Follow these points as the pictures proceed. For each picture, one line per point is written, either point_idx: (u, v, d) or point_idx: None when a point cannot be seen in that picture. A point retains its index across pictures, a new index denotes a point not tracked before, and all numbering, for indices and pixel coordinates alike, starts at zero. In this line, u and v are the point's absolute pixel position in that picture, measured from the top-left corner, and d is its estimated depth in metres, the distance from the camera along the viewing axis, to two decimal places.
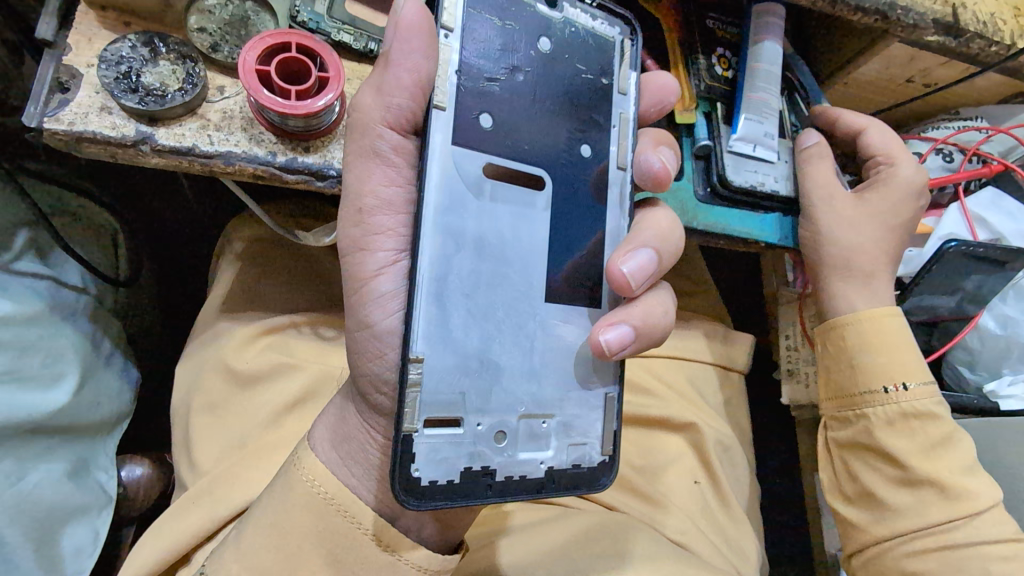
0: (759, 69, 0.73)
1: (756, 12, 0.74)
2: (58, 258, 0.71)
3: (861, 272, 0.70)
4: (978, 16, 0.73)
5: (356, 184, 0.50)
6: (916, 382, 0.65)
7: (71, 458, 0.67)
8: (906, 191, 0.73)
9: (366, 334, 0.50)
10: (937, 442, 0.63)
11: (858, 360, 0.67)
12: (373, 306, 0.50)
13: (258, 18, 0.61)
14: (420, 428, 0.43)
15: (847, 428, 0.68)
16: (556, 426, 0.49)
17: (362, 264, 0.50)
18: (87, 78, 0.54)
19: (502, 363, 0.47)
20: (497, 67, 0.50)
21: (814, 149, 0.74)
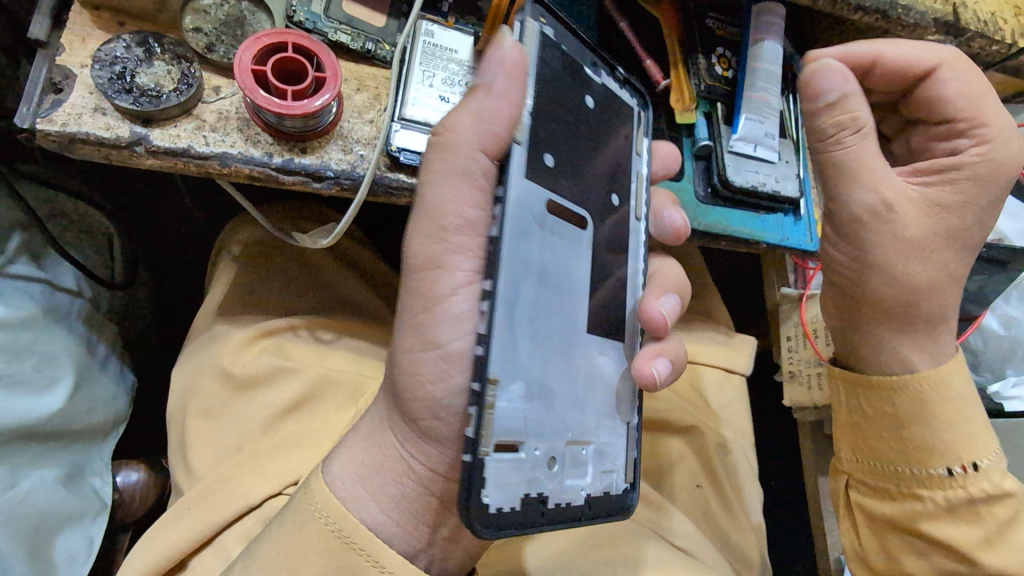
0: (759, 68, 0.72)
1: (760, 11, 0.73)
2: (53, 262, 0.70)
3: (918, 317, 0.55)
4: (978, 16, 0.72)
5: (438, 198, 0.46)
6: (985, 460, 0.52)
7: (66, 464, 0.66)
8: (995, 170, 0.54)
9: (433, 355, 0.47)
10: (1005, 525, 0.52)
11: (910, 434, 0.53)
12: (443, 326, 0.47)
13: (254, 18, 0.60)
14: (490, 452, 0.41)
15: (883, 501, 0.56)
16: (593, 452, 0.48)
17: (435, 282, 0.47)
18: (80, 79, 0.54)
19: (555, 390, 0.46)
20: (561, 109, 0.49)
21: (838, 112, 0.52)
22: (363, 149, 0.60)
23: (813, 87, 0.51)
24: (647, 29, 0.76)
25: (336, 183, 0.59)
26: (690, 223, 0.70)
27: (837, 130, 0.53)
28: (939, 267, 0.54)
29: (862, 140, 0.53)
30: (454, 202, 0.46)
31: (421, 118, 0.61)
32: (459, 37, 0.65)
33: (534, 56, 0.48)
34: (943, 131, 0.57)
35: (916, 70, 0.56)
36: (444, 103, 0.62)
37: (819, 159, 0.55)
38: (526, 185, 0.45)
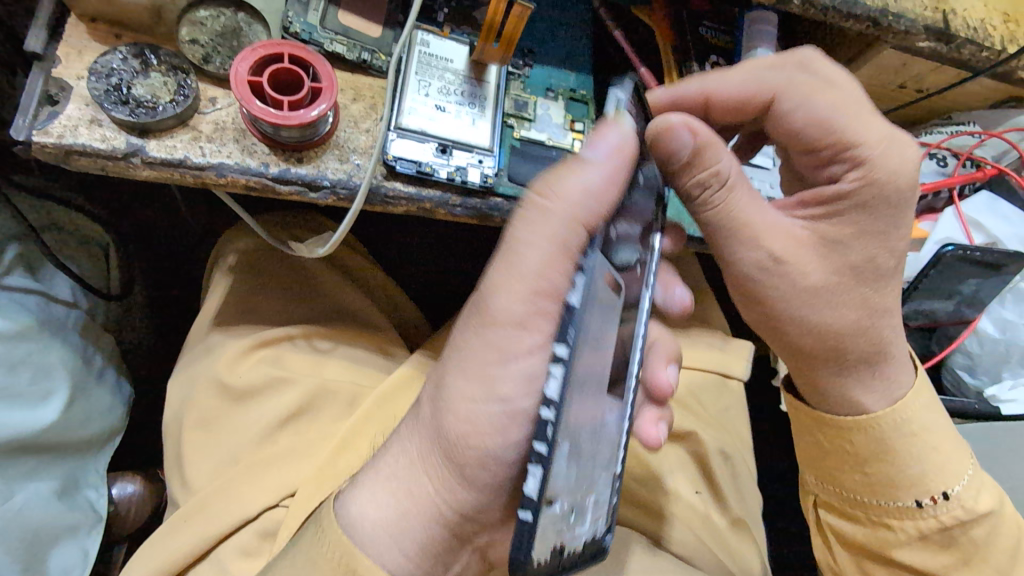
0: None
1: (752, 22, 0.75)
2: (48, 273, 0.70)
3: (878, 351, 0.55)
4: (968, 22, 0.72)
5: (532, 256, 0.42)
6: (956, 487, 0.53)
7: (61, 476, 0.65)
8: (879, 193, 0.52)
9: (497, 414, 0.43)
10: (979, 548, 0.53)
11: (874, 470, 0.55)
12: (509, 386, 0.43)
13: (250, 30, 0.60)
14: (544, 506, 0.38)
15: (850, 526, 0.58)
16: (610, 505, 0.45)
17: (513, 340, 0.43)
18: (77, 91, 0.54)
19: (595, 455, 0.42)
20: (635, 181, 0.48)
21: (703, 175, 0.50)
22: (359, 158, 0.61)
23: (688, 160, 0.50)
24: (641, 37, 0.77)
25: (333, 193, 0.59)
26: (685, 230, 0.70)
27: (704, 189, 0.51)
28: (864, 306, 0.54)
29: (731, 193, 0.51)
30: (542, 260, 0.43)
31: (416, 127, 0.62)
32: (455, 47, 0.66)
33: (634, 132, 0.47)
34: (818, 163, 0.55)
35: (754, 103, 0.56)
36: (440, 113, 0.63)
37: (701, 220, 0.54)
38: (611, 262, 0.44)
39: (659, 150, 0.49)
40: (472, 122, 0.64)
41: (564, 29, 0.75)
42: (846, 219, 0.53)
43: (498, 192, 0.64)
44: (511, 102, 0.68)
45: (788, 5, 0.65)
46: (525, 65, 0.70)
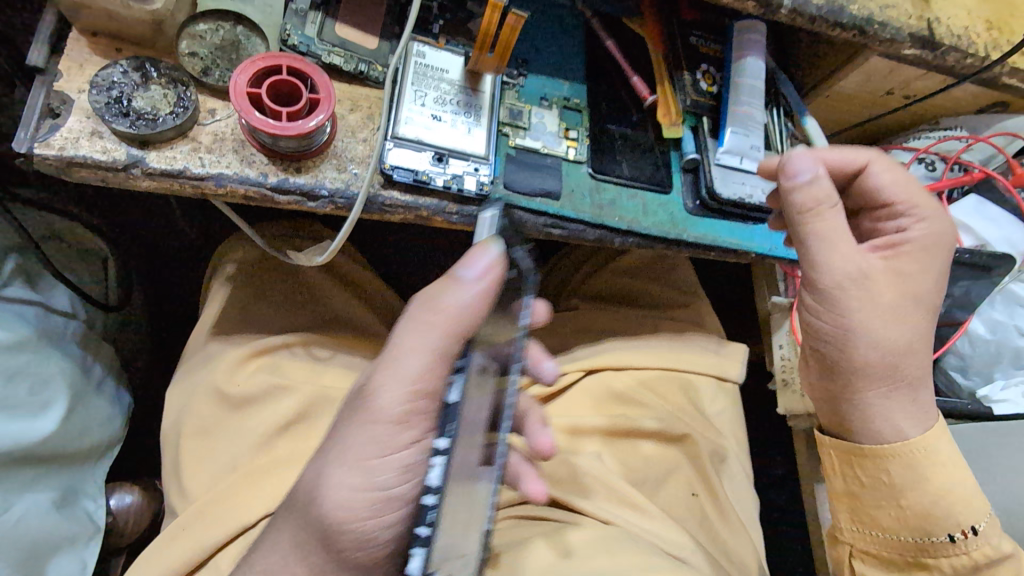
0: (742, 84, 0.75)
1: (743, 31, 0.76)
2: (48, 284, 0.70)
3: (908, 379, 0.58)
4: (952, 30, 0.74)
5: (409, 361, 0.48)
6: (983, 521, 0.54)
7: (59, 487, 0.65)
8: (938, 238, 0.60)
9: (374, 496, 0.49)
10: None
11: (909, 502, 0.55)
12: (384, 472, 0.49)
13: (249, 42, 0.61)
14: None
15: (887, 569, 0.58)
16: None
17: (391, 434, 0.49)
18: (78, 104, 0.55)
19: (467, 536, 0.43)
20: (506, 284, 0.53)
21: (815, 202, 0.56)
22: (357, 167, 0.61)
23: (813, 185, 0.56)
24: (633, 47, 0.78)
25: (331, 202, 0.60)
26: (679, 235, 0.71)
27: (814, 207, 0.56)
28: (915, 330, 0.58)
29: (823, 215, 0.57)
30: (418, 367, 0.48)
31: (412, 136, 0.63)
32: (451, 57, 0.68)
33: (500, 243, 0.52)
34: (885, 214, 0.62)
35: (849, 168, 0.62)
36: (436, 122, 0.64)
37: (806, 232, 0.57)
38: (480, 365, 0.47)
39: (790, 177, 0.57)
40: (468, 131, 0.65)
41: (557, 40, 0.76)
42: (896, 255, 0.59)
43: (494, 200, 0.65)
44: (506, 111, 0.69)
45: (777, 14, 0.67)
46: (519, 75, 0.72)
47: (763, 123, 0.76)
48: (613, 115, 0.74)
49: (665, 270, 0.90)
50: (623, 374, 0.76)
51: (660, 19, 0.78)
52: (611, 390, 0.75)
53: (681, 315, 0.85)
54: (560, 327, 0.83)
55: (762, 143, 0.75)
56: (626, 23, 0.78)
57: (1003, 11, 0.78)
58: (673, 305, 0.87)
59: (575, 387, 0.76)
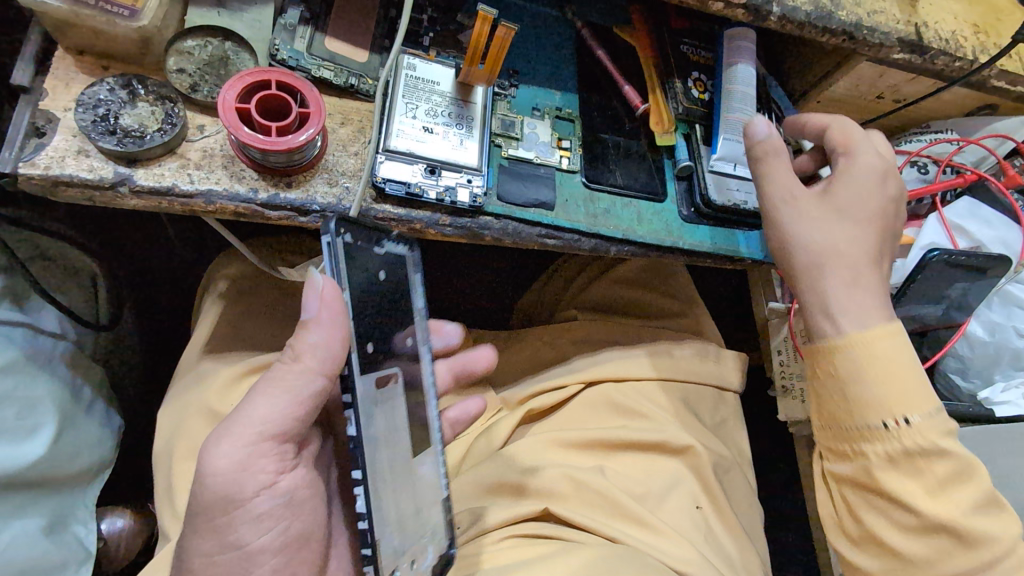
0: (735, 91, 0.74)
1: (734, 38, 0.76)
2: (36, 305, 0.69)
3: (847, 278, 0.59)
4: (940, 34, 0.74)
5: (254, 413, 0.47)
6: (921, 416, 0.55)
7: (47, 513, 0.64)
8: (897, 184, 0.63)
9: (235, 554, 0.48)
10: (948, 480, 0.55)
11: (853, 394, 0.57)
12: (244, 528, 0.48)
13: (237, 58, 0.61)
14: None
15: (847, 464, 0.59)
16: (428, 540, 0.54)
17: (239, 488, 0.47)
18: (65, 122, 0.54)
19: (409, 519, 0.53)
20: (370, 288, 0.51)
21: (767, 143, 0.64)
22: (349, 181, 0.61)
23: (767, 138, 0.64)
24: (623, 56, 0.79)
25: (322, 217, 0.59)
26: (674, 243, 0.71)
27: (763, 148, 0.64)
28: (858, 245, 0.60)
29: (774, 152, 0.64)
30: (272, 415, 0.47)
31: (404, 149, 0.62)
32: (441, 70, 0.67)
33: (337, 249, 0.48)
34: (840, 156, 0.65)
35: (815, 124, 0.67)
36: (428, 134, 0.64)
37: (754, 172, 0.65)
38: (366, 390, 0.49)
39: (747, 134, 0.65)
40: (460, 143, 0.65)
41: (548, 50, 0.76)
42: (850, 180, 0.62)
43: (488, 212, 0.64)
44: (498, 122, 0.69)
45: (766, 21, 0.67)
46: (510, 86, 0.72)
47: None
48: (605, 124, 0.74)
49: (661, 278, 0.90)
50: (621, 383, 0.76)
51: (650, 28, 0.79)
52: (611, 401, 0.74)
53: (678, 324, 0.85)
54: (557, 337, 0.82)
55: None
56: (616, 32, 0.79)
57: (989, 15, 0.79)
58: (670, 313, 0.86)
59: (573, 398, 0.76)
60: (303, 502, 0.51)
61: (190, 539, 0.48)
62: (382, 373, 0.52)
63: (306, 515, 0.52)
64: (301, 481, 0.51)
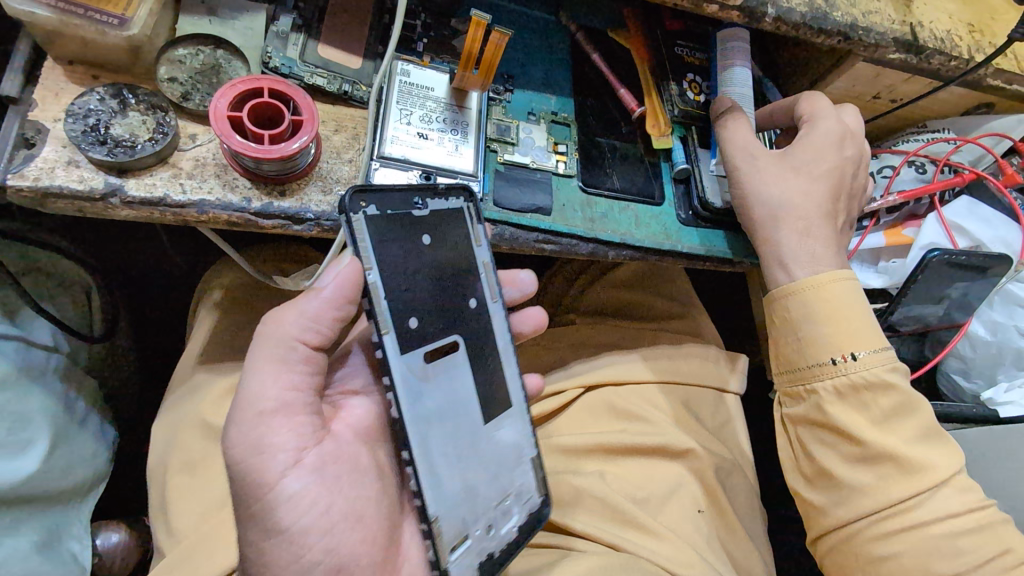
0: (731, 92, 0.73)
1: (729, 40, 0.75)
2: (27, 318, 0.67)
3: (797, 226, 0.66)
4: (935, 33, 0.74)
5: (255, 389, 0.47)
6: (867, 351, 0.60)
7: (41, 529, 0.62)
8: (850, 152, 0.71)
9: (279, 539, 0.46)
10: (891, 412, 0.58)
11: (804, 333, 0.62)
12: (282, 509, 0.46)
13: (229, 66, 0.60)
14: (449, 556, 0.51)
15: (799, 405, 0.63)
16: (512, 499, 0.58)
17: (262, 471, 0.46)
18: (54, 133, 0.53)
19: (476, 491, 0.55)
20: (405, 270, 0.53)
21: (734, 115, 0.70)
22: (343, 188, 0.60)
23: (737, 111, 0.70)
24: (619, 59, 0.78)
25: (317, 225, 0.58)
26: (673, 246, 0.70)
27: (732, 119, 0.70)
28: (809, 200, 0.67)
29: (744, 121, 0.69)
30: (273, 388, 0.48)
31: (399, 155, 0.62)
32: (436, 76, 0.67)
33: (363, 224, 0.50)
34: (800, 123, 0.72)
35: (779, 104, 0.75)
36: (422, 140, 0.63)
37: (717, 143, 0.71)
38: (406, 367, 0.51)
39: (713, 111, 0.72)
40: (456, 149, 0.65)
41: (543, 54, 0.76)
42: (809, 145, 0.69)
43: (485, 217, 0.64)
44: (494, 127, 0.68)
45: (761, 22, 0.67)
46: (505, 91, 0.71)
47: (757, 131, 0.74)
48: (601, 127, 0.74)
49: (659, 279, 0.89)
50: (622, 388, 0.75)
51: (643, 31, 0.78)
52: (611, 406, 0.74)
53: (678, 326, 0.84)
54: (555, 341, 0.81)
55: None
56: (611, 36, 0.79)
57: (984, 14, 0.79)
58: (671, 316, 0.85)
59: (573, 403, 0.75)
60: (337, 478, 0.49)
61: (241, 531, 0.48)
62: (436, 346, 0.54)
63: (347, 491, 0.50)
64: (328, 457, 0.49)
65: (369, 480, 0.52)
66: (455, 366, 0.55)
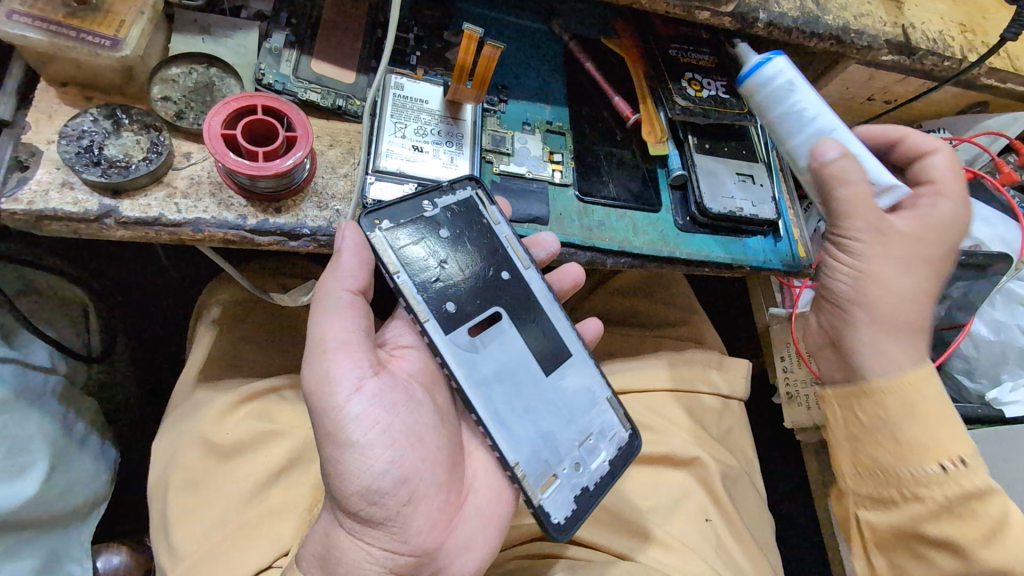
0: (778, 90, 0.59)
1: (773, 78, 0.59)
2: (24, 340, 0.67)
3: (906, 324, 0.56)
4: (927, 34, 0.74)
5: (318, 326, 0.50)
6: (973, 454, 0.52)
7: (40, 554, 0.62)
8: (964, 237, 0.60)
9: (350, 454, 0.47)
10: (1005, 524, 0.50)
11: (904, 433, 0.53)
12: (350, 427, 0.48)
13: (222, 83, 0.60)
14: (540, 496, 0.53)
15: (887, 512, 0.55)
16: (596, 436, 0.57)
17: (329, 395, 0.48)
18: (48, 155, 0.53)
19: (555, 435, 0.55)
20: (433, 261, 0.55)
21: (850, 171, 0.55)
22: (339, 204, 0.60)
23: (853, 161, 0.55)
24: (613, 67, 0.78)
25: (312, 241, 0.58)
26: (671, 252, 0.70)
27: (843, 178, 0.55)
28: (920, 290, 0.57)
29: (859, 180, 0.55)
30: (333, 326, 0.50)
31: (394, 169, 0.62)
32: (430, 88, 0.67)
33: (381, 240, 0.54)
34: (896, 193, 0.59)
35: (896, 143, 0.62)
36: (417, 153, 0.63)
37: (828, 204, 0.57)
38: (453, 343, 0.53)
39: (816, 156, 0.56)
40: (451, 160, 0.64)
41: (537, 64, 0.76)
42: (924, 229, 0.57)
43: None
44: (489, 138, 0.68)
45: (753, 27, 0.67)
46: (500, 101, 0.71)
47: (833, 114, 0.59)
48: (596, 136, 0.74)
49: (660, 285, 0.89)
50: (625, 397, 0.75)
51: (637, 40, 0.78)
52: None
53: (679, 332, 0.84)
54: None
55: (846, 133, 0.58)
56: (604, 43, 0.79)
57: (976, 14, 0.79)
58: (673, 322, 0.85)
59: None
60: (396, 404, 0.50)
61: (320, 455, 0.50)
62: (478, 320, 0.55)
63: (407, 415, 0.51)
64: (386, 385, 0.50)
65: (428, 411, 0.53)
66: (502, 330, 0.56)
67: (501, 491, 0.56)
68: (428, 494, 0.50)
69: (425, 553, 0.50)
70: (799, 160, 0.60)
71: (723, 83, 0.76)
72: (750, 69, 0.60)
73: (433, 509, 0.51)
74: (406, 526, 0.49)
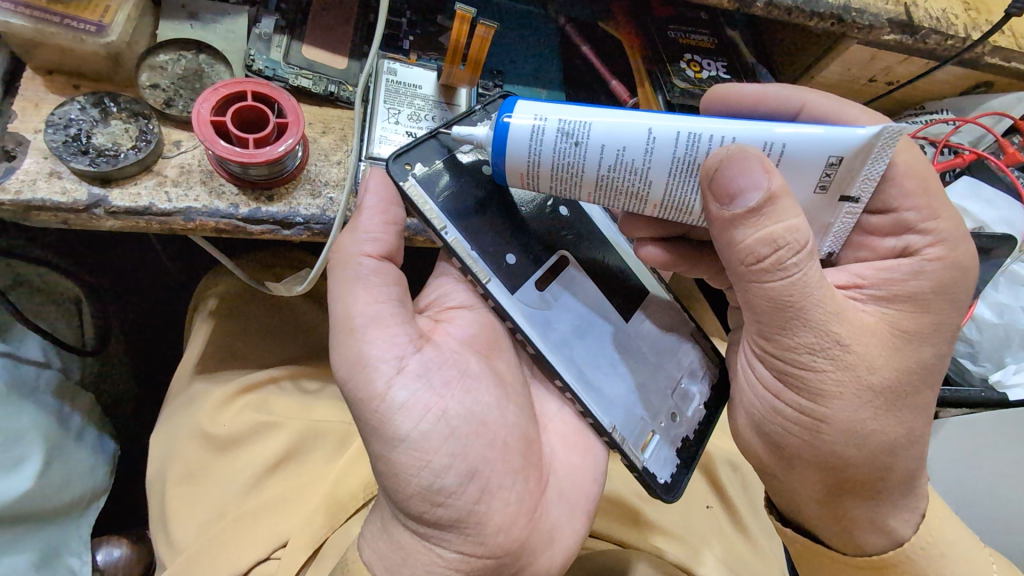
0: (554, 159, 0.45)
1: (538, 154, 0.45)
2: (18, 334, 0.66)
3: (882, 448, 0.44)
4: (930, 13, 0.73)
5: (347, 306, 0.48)
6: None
7: (41, 546, 0.62)
8: (876, 330, 0.44)
9: (402, 450, 0.45)
10: None
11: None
12: (397, 418, 0.45)
13: (212, 70, 0.59)
14: (643, 457, 0.54)
15: None
16: (686, 379, 0.58)
17: (370, 384, 0.45)
18: (35, 144, 0.53)
19: (647, 387, 0.56)
20: (478, 208, 0.53)
21: (774, 211, 0.40)
22: (332, 191, 0.59)
23: (732, 166, 0.40)
24: (610, 51, 0.77)
25: (306, 229, 0.57)
26: None
27: (773, 251, 0.41)
28: (889, 411, 0.44)
29: (781, 217, 0.40)
30: (360, 303, 0.48)
31: (388, 155, 0.61)
32: (423, 73, 0.66)
33: (420, 188, 0.51)
34: (885, 226, 0.47)
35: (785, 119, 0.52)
36: (411, 139, 0.62)
37: (759, 318, 0.45)
38: (525, 304, 0.53)
39: (716, 200, 0.41)
40: None
41: (532, 49, 0.75)
42: (895, 347, 0.44)
43: None
44: None
45: (752, 8, 0.66)
46: (495, 86, 0.70)
47: (637, 115, 0.43)
48: None
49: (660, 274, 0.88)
50: None
51: (633, 21, 0.77)
52: None
53: None
54: None
55: (681, 124, 0.42)
56: (601, 27, 0.78)
57: None
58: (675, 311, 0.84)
59: None
60: (445, 384, 0.48)
61: (368, 451, 0.47)
62: (544, 271, 0.55)
63: (460, 397, 0.48)
64: (431, 365, 0.48)
65: (483, 386, 0.50)
66: (570, 280, 0.56)
67: (587, 458, 0.56)
68: (498, 487, 0.47)
69: (507, 553, 0.48)
70: (688, 188, 0.44)
71: (722, 64, 0.75)
72: (497, 166, 0.47)
73: (508, 503, 0.48)
74: (481, 525, 0.46)
